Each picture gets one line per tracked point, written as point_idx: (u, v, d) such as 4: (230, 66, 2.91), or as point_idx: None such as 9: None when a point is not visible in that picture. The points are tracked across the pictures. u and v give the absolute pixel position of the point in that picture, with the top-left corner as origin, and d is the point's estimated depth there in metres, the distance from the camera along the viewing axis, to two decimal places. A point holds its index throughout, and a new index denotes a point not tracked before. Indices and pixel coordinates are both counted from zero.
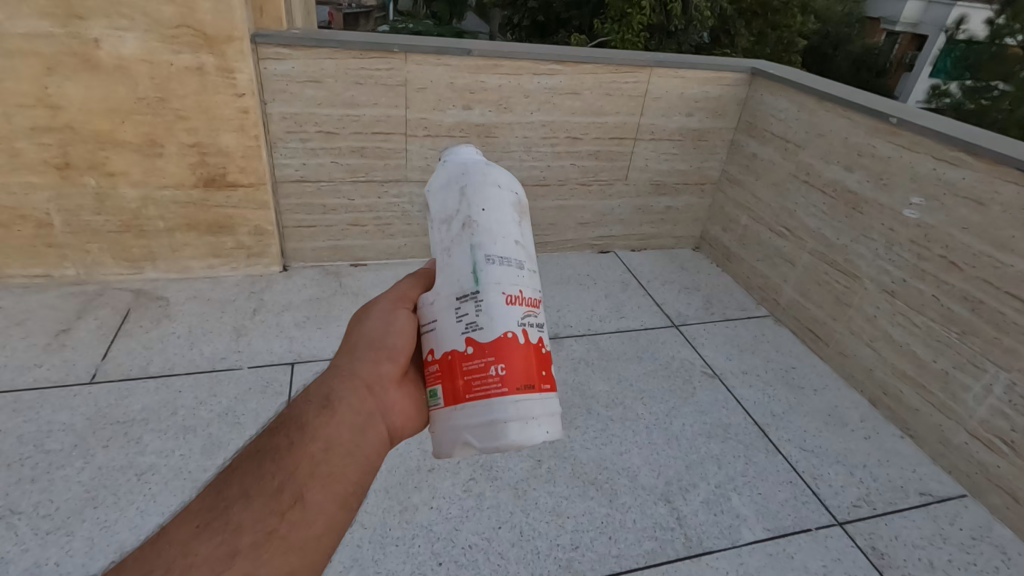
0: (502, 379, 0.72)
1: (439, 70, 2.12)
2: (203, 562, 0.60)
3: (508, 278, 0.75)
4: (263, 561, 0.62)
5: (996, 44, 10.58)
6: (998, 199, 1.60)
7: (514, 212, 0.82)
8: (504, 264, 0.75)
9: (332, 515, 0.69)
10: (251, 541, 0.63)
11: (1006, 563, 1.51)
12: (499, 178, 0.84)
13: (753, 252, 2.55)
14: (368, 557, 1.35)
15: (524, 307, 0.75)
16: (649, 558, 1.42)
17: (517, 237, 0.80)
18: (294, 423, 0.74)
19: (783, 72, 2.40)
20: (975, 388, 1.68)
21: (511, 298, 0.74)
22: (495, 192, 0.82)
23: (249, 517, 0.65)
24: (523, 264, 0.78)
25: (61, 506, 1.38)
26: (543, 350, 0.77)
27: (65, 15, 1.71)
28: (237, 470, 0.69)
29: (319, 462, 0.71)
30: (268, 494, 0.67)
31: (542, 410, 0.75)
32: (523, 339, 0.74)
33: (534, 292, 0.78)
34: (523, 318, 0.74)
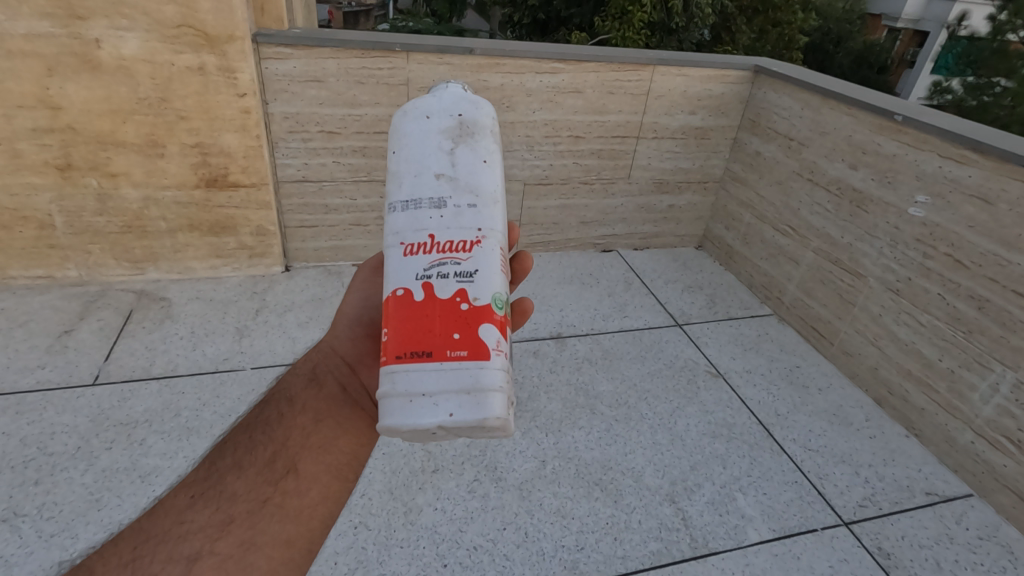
0: (397, 346, 0.74)
1: (441, 70, 2.11)
2: (205, 524, 0.75)
3: (410, 225, 0.78)
4: (258, 526, 0.75)
5: (998, 40, 10.54)
6: (1005, 197, 1.59)
7: (439, 145, 0.82)
8: (407, 209, 0.79)
9: (324, 484, 0.81)
10: (246, 508, 0.77)
11: (1013, 563, 1.50)
12: (427, 110, 0.84)
13: (756, 250, 2.54)
14: (373, 559, 1.35)
15: (432, 253, 0.77)
16: (655, 559, 1.42)
17: (436, 173, 0.80)
18: (284, 404, 0.88)
19: (787, 70, 2.39)
20: (982, 386, 1.67)
21: (412, 247, 0.77)
22: (416, 129, 0.83)
23: (243, 487, 0.79)
24: (436, 202, 0.78)
25: (65, 509, 1.38)
26: (461, 306, 0.75)
27: (65, 16, 1.70)
28: (232, 447, 0.84)
29: (306, 437, 0.84)
30: (261, 467, 0.81)
31: (440, 387, 0.72)
32: (424, 296, 0.75)
33: (455, 233, 0.77)
34: (428, 268, 0.76)
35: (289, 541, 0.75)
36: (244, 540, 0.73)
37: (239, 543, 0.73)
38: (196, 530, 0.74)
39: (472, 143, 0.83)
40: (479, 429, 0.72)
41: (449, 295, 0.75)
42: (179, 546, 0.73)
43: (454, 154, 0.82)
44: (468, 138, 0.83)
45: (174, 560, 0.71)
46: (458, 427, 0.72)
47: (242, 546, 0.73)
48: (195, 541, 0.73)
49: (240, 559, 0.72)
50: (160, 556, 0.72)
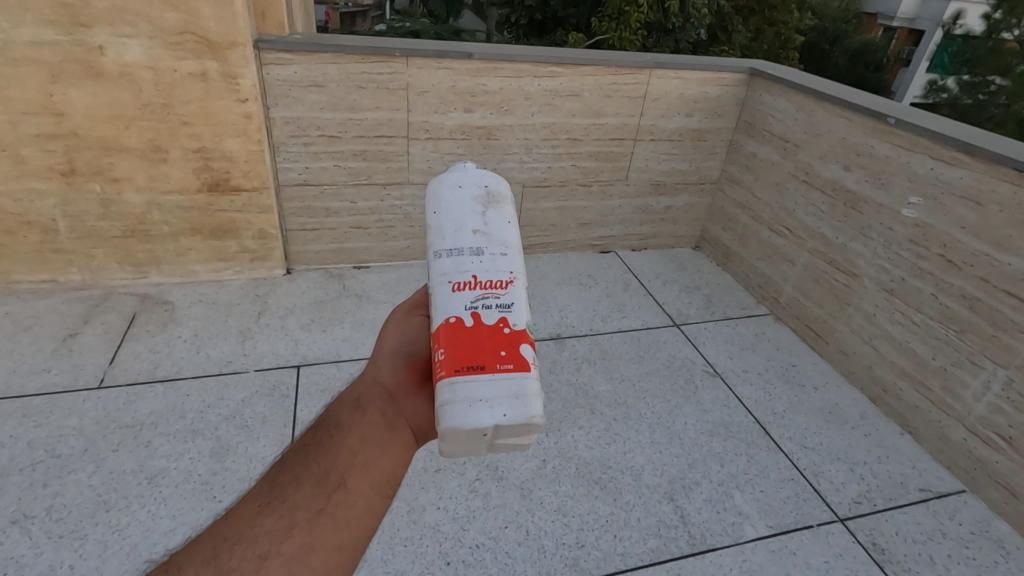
0: (452, 362, 0.75)
1: (441, 74, 2.13)
2: (266, 533, 0.67)
3: (454, 267, 0.81)
4: (317, 532, 0.67)
5: (993, 39, 10.59)
6: (995, 198, 1.62)
7: (475, 205, 0.88)
8: (451, 255, 0.82)
9: (373, 499, 0.73)
10: (304, 516, 0.69)
11: (1005, 557, 1.53)
12: (459, 177, 0.91)
13: (753, 251, 2.57)
14: (377, 557, 1.37)
15: (477, 290, 0.80)
16: (654, 556, 1.44)
17: (474, 227, 0.85)
18: (333, 422, 0.80)
19: (782, 73, 2.42)
20: (974, 384, 1.70)
21: (459, 285, 0.80)
22: (450, 191, 0.89)
23: (301, 497, 0.71)
24: (478, 250, 0.83)
25: (73, 510, 1.40)
26: (505, 330, 0.79)
27: (69, 23, 1.72)
28: (288, 459, 0.76)
29: (357, 451, 0.76)
30: (316, 479, 0.73)
31: (494, 392, 0.75)
32: (472, 322, 0.78)
33: (496, 275, 0.82)
34: (473, 301, 0.79)
35: (343, 551, 0.68)
36: (304, 546, 0.66)
37: (300, 548, 0.66)
38: (258, 537, 0.67)
39: (501, 207, 0.89)
40: (526, 430, 0.76)
41: (493, 322, 0.79)
42: (243, 552, 0.66)
43: (486, 215, 0.87)
44: (496, 203, 0.89)
45: (239, 567, 0.64)
46: (509, 427, 0.75)
47: (302, 552, 0.66)
48: (260, 545, 0.66)
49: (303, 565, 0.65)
50: (230, 562, 0.65)
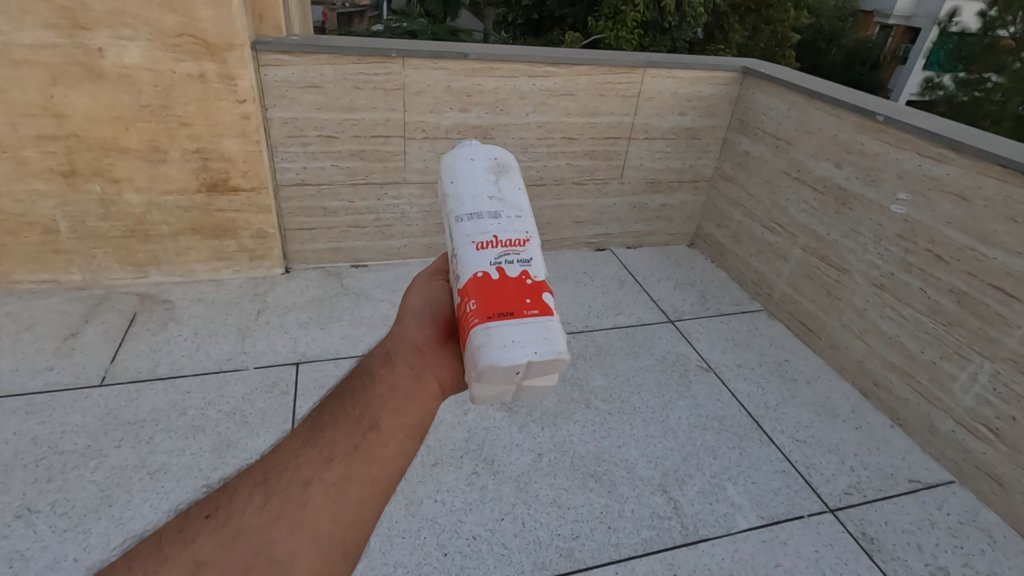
0: (487, 309, 0.78)
1: (436, 74, 2.16)
2: (308, 463, 0.69)
3: (476, 228, 0.86)
4: (355, 464, 0.70)
5: (989, 36, 10.63)
6: (981, 194, 1.65)
7: (488, 175, 0.94)
8: (472, 218, 0.87)
9: (404, 440, 0.75)
10: (343, 450, 0.71)
11: (992, 546, 1.56)
12: (470, 153, 0.98)
13: (746, 247, 2.60)
14: (376, 549, 1.39)
15: (499, 248, 0.84)
16: (647, 546, 1.47)
17: (489, 193, 0.91)
18: (366, 370, 0.83)
19: (774, 71, 2.45)
20: (961, 376, 1.73)
21: (482, 244, 0.84)
22: (464, 164, 0.95)
23: (340, 434, 0.73)
24: (495, 212, 0.88)
25: (77, 504, 1.42)
26: (527, 281, 0.83)
27: (69, 26, 1.74)
28: (328, 399, 0.79)
29: (390, 395, 0.78)
30: (352, 419, 0.75)
31: (524, 333, 0.77)
32: (498, 275, 0.82)
33: (514, 234, 0.86)
34: (497, 257, 0.83)
35: (379, 483, 0.69)
36: (344, 475, 0.68)
37: (340, 477, 0.68)
38: (301, 466, 0.69)
39: (511, 176, 0.95)
40: (556, 367, 0.79)
41: (516, 275, 0.83)
42: (288, 477, 0.68)
43: (499, 183, 0.93)
44: (507, 174, 0.95)
45: (284, 490, 0.66)
46: (540, 365, 0.77)
47: (342, 480, 0.68)
48: (303, 472, 0.68)
49: (342, 493, 0.66)
50: (278, 484, 0.67)
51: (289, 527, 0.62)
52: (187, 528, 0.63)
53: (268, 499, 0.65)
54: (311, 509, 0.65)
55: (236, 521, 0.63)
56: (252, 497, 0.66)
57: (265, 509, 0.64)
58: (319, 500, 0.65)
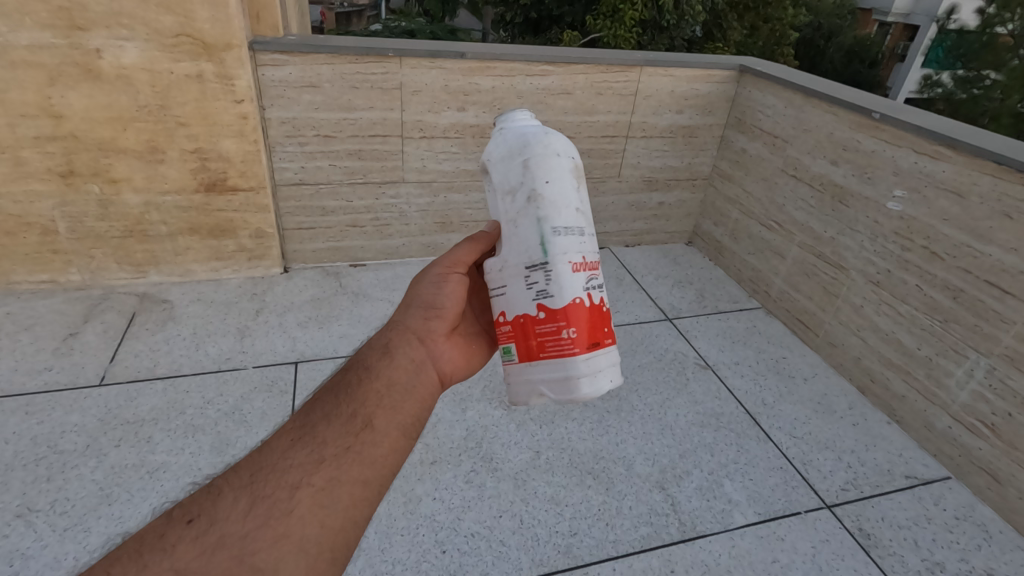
0: (581, 340, 0.91)
1: (433, 73, 2.16)
2: (299, 463, 0.74)
3: (571, 247, 0.90)
4: (344, 467, 0.74)
5: (987, 34, 10.63)
6: (976, 191, 1.66)
7: (573, 180, 0.95)
8: (567, 235, 0.90)
9: (396, 440, 0.80)
10: (334, 452, 0.76)
11: (988, 541, 1.57)
12: (556, 147, 0.95)
13: (744, 245, 2.60)
14: (375, 547, 1.40)
15: (587, 271, 0.92)
16: (645, 543, 1.48)
17: (577, 206, 0.94)
18: (363, 367, 0.88)
19: (771, 69, 2.45)
20: (957, 373, 1.73)
21: (576, 265, 0.91)
22: (554, 162, 0.93)
23: (331, 434, 0.78)
24: (583, 230, 0.93)
25: (77, 504, 1.43)
26: (604, 309, 0.95)
27: (67, 27, 1.75)
28: (319, 399, 0.83)
29: (383, 395, 0.84)
30: (344, 418, 0.80)
31: (602, 365, 0.93)
32: (589, 303, 0.91)
33: (593, 256, 0.94)
34: (587, 282, 0.92)
35: (368, 486, 0.75)
36: (333, 478, 0.73)
37: (329, 480, 0.72)
38: (291, 468, 0.73)
39: (584, 184, 0.98)
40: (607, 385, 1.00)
41: (595, 302, 0.94)
42: (277, 481, 0.72)
43: (580, 193, 0.96)
44: (582, 180, 0.98)
45: (272, 493, 0.70)
46: None
47: (331, 483, 0.72)
48: (293, 474, 0.72)
49: (332, 495, 0.71)
50: (265, 489, 0.71)
51: (278, 532, 0.66)
52: (168, 533, 0.65)
53: (254, 503, 0.69)
54: (298, 514, 0.69)
55: (220, 527, 0.66)
56: (238, 500, 0.69)
57: (252, 512, 0.68)
58: (307, 505, 0.70)
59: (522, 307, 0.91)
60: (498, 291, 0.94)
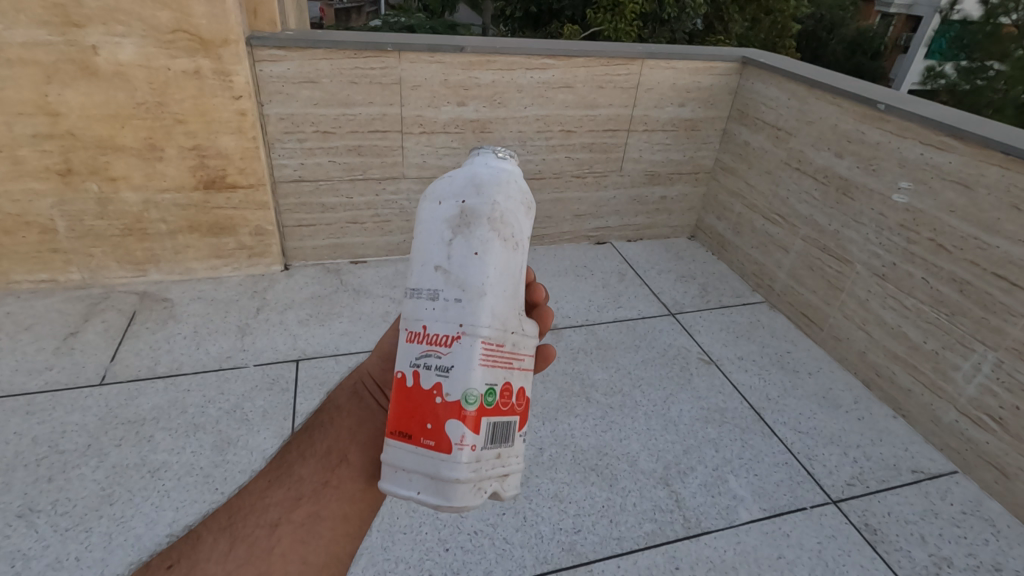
0: (396, 418, 0.77)
1: (433, 68, 2.14)
2: (279, 504, 0.81)
3: (412, 313, 0.78)
4: (322, 502, 0.81)
5: (991, 23, 10.54)
6: (984, 181, 1.64)
7: (458, 228, 0.80)
8: (412, 298, 0.79)
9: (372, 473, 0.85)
10: (311, 488, 0.82)
11: (996, 536, 1.56)
12: (440, 193, 0.85)
13: (747, 239, 2.58)
14: (378, 545, 1.39)
15: (425, 344, 0.75)
16: (649, 539, 1.47)
17: (437, 263, 0.79)
18: (336, 407, 0.92)
19: (773, 61, 2.43)
20: (964, 366, 1.72)
21: (412, 335, 0.77)
22: (432, 209, 0.84)
23: (308, 472, 0.84)
24: (438, 292, 0.77)
25: (78, 504, 1.42)
26: (435, 402, 0.73)
27: (63, 24, 1.73)
28: (295, 441, 0.89)
29: (356, 431, 0.88)
30: (321, 456, 0.86)
31: (415, 463, 0.75)
32: (411, 383, 0.75)
33: (447, 326, 0.75)
34: (418, 357, 0.75)
35: (348, 520, 0.81)
36: (312, 514, 0.80)
37: (309, 516, 0.80)
38: (272, 507, 0.81)
39: (469, 232, 0.79)
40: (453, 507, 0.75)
41: (429, 387, 0.73)
42: (256, 521, 0.80)
43: (452, 245, 0.79)
44: (468, 224, 0.80)
45: (253, 532, 0.78)
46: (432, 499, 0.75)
47: (311, 519, 0.79)
48: (273, 512, 0.80)
49: (311, 531, 0.78)
50: (245, 529, 0.79)
51: (260, 567, 0.74)
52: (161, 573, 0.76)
53: (236, 543, 0.77)
54: (279, 551, 0.76)
55: (202, 567, 0.75)
56: (222, 542, 0.78)
57: (233, 552, 0.76)
58: (288, 542, 0.77)
59: None
60: None
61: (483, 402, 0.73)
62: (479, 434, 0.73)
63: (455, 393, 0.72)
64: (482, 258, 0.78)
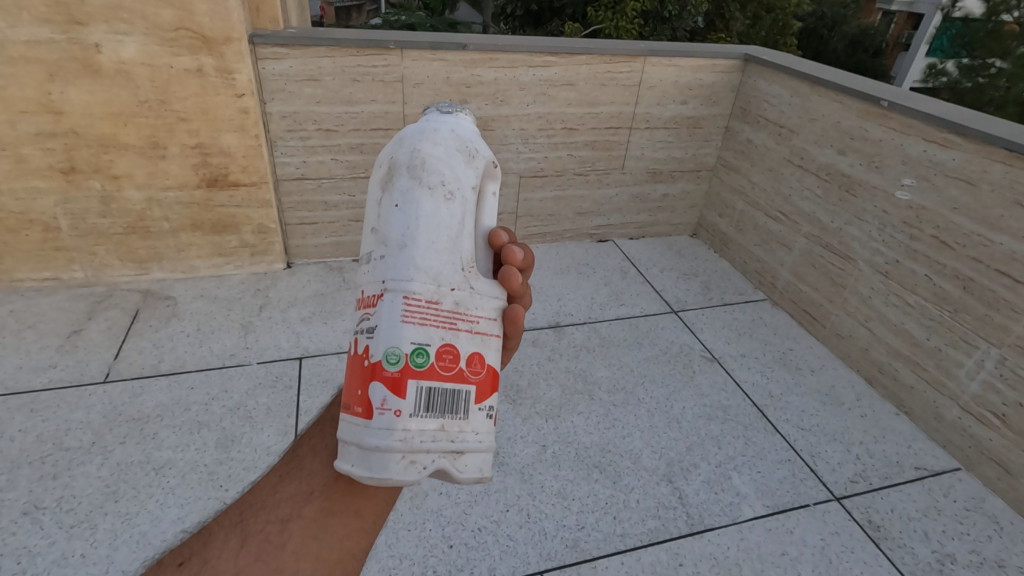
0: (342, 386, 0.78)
1: (435, 66, 2.14)
2: (289, 500, 0.81)
3: (360, 279, 0.82)
4: (334, 498, 0.82)
5: (992, 21, 10.53)
6: (987, 178, 1.63)
7: (388, 185, 0.82)
8: (358, 264, 0.83)
9: None
10: (322, 483, 0.83)
11: (999, 532, 1.56)
12: (380, 157, 0.87)
13: (749, 237, 2.58)
14: (382, 542, 1.40)
15: (365, 308, 0.78)
16: (652, 536, 1.47)
17: (372, 225, 0.82)
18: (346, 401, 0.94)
19: (775, 58, 2.43)
20: (968, 363, 1.72)
21: (359, 301, 0.81)
22: (372, 174, 0.87)
23: (319, 467, 0.85)
24: (372, 254, 0.80)
25: (83, 501, 1.43)
26: (368, 365, 0.74)
27: (66, 22, 1.73)
28: (306, 435, 0.90)
29: None
30: (332, 450, 0.87)
31: (352, 433, 0.75)
32: (353, 347, 0.78)
33: (377, 286, 0.77)
34: (359, 322, 0.79)
35: (361, 516, 0.81)
36: (324, 510, 0.80)
37: (320, 512, 0.80)
38: (282, 503, 0.81)
39: (394, 187, 0.81)
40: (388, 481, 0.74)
41: (361, 350, 0.75)
42: (268, 516, 0.80)
43: (383, 204, 0.81)
44: (394, 179, 0.81)
45: (264, 529, 0.79)
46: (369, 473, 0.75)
47: (323, 515, 0.80)
48: (284, 509, 0.81)
49: (323, 527, 0.79)
50: (256, 525, 0.80)
51: (272, 563, 0.75)
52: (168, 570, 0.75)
53: (247, 539, 0.78)
54: (291, 548, 0.77)
55: (213, 564, 0.75)
56: (233, 537, 0.78)
57: (246, 548, 0.76)
58: (299, 538, 0.78)
59: None
60: None
61: (410, 362, 0.73)
62: (404, 400, 0.72)
63: (379, 352, 0.73)
64: (403, 209, 0.79)
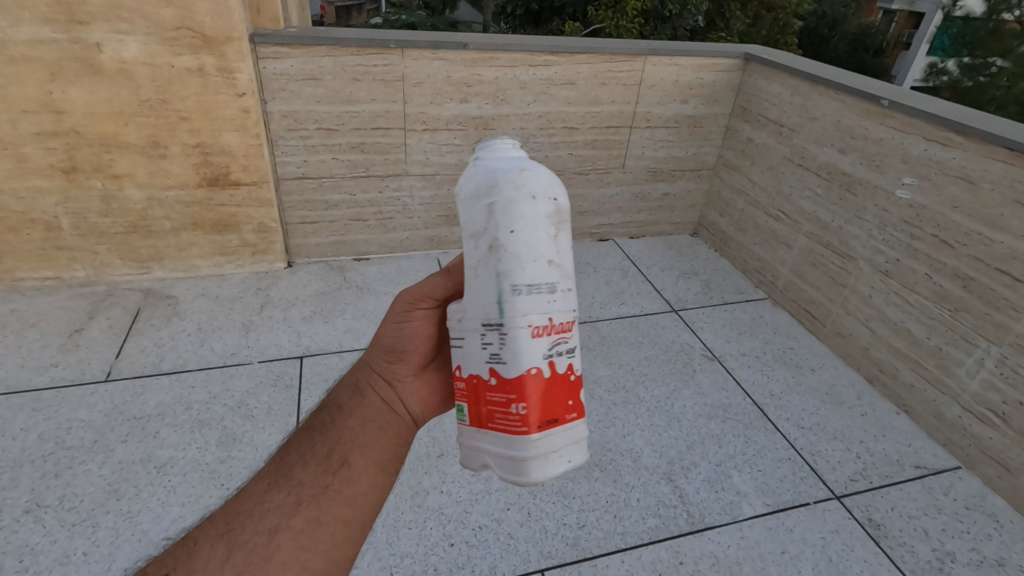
0: (524, 414, 0.74)
1: (436, 65, 2.15)
2: (277, 509, 0.78)
3: (531, 310, 0.71)
4: (323, 507, 0.78)
5: (993, 20, 10.52)
6: (987, 177, 1.63)
7: (557, 223, 0.75)
8: (526, 294, 0.71)
9: (375, 476, 0.84)
10: (312, 492, 0.80)
11: (999, 531, 1.56)
12: (528, 180, 0.74)
13: (750, 236, 2.58)
14: (383, 540, 1.40)
15: (553, 336, 0.73)
16: (653, 535, 1.47)
17: (551, 256, 0.73)
18: (336, 405, 0.92)
19: (776, 57, 2.43)
20: (968, 362, 1.72)
21: (537, 329, 0.72)
22: (524, 200, 0.72)
23: (308, 475, 0.82)
24: (556, 286, 0.73)
25: (85, 499, 1.43)
26: (572, 377, 0.76)
27: (67, 22, 1.74)
28: (293, 442, 0.87)
29: (358, 433, 0.88)
30: (321, 458, 0.84)
31: (560, 440, 0.76)
32: (546, 372, 0.73)
33: (567, 314, 0.75)
34: (549, 348, 0.73)
35: (350, 524, 0.78)
36: (312, 520, 0.77)
37: (308, 522, 0.77)
38: (269, 512, 0.77)
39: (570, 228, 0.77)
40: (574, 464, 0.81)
41: (565, 369, 0.75)
42: (254, 527, 0.76)
43: (561, 240, 0.75)
44: (568, 219, 0.77)
45: (251, 539, 0.74)
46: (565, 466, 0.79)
47: (310, 525, 0.76)
48: (271, 518, 0.76)
49: (312, 537, 0.75)
50: (242, 536, 0.75)
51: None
52: None
53: (233, 551, 0.73)
54: (278, 559, 0.73)
55: None
56: (217, 549, 0.73)
57: (230, 560, 0.72)
58: (287, 549, 0.74)
59: (474, 365, 0.76)
60: (456, 340, 0.80)
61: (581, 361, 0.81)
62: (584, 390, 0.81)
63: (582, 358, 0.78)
64: (522, 236, 0.72)
